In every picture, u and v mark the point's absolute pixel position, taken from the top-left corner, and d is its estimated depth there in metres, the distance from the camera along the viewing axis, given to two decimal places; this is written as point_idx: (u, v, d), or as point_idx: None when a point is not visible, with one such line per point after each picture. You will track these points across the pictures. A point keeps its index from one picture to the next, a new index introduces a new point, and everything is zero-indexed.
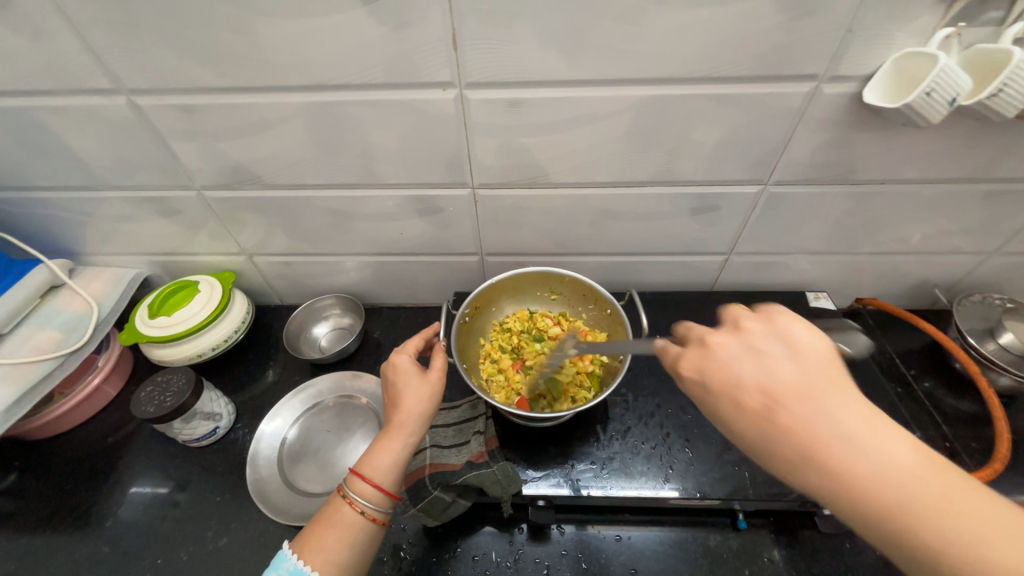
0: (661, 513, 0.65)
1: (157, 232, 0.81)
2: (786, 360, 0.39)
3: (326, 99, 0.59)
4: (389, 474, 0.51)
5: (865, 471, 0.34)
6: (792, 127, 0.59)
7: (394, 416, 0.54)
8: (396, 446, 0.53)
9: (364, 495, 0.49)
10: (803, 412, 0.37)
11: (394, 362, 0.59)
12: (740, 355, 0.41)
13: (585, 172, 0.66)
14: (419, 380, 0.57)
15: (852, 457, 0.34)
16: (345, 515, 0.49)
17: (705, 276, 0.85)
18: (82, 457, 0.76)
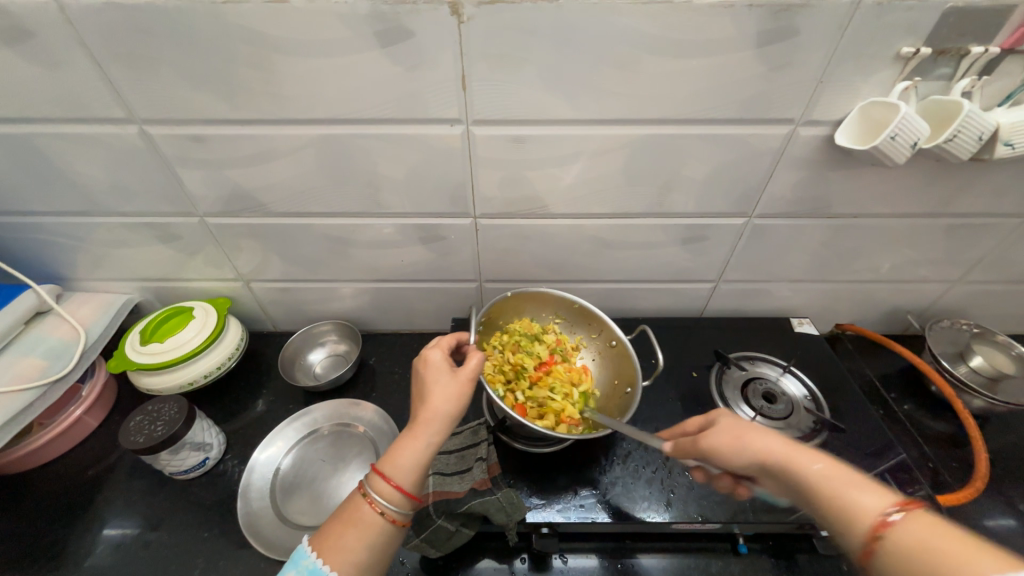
0: (662, 539, 0.65)
1: (153, 257, 0.80)
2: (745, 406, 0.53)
3: (336, 131, 0.62)
4: (411, 472, 0.49)
5: (774, 449, 0.45)
6: (772, 164, 0.64)
7: (421, 412, 0.52)
8: (420, 442, 0.50)
9: (384, 493, 0.48)
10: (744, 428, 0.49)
11: (428, 357, 0.57)
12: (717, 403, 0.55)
13: (582, 203, 0.70)
14: (450, 375, 0.55)
15: (774, 447, 0.46)
16: (365, 514, 0.48)
17: (694, 302, 0.88)
18: (57, 493, 0.72)
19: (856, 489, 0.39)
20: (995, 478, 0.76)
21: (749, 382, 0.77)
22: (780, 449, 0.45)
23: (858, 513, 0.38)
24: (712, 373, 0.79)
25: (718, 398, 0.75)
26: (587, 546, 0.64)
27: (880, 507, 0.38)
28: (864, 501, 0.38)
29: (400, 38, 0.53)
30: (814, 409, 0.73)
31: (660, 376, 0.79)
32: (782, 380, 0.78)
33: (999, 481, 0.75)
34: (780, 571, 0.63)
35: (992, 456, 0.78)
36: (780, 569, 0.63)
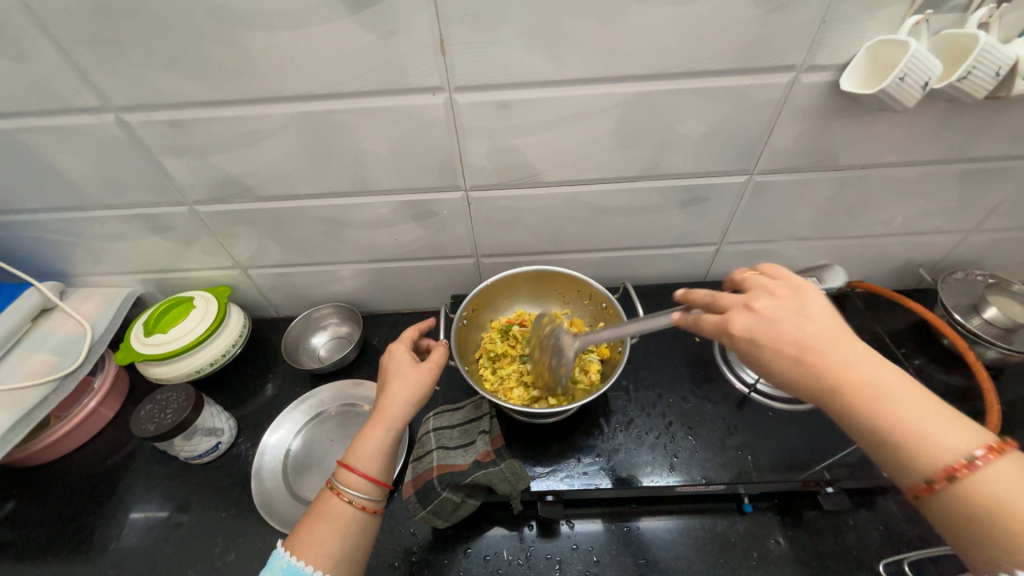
0: (669, 501, 0.66)
1: (149, 249, 0.80)
2: (806, 316, 0.41)
3: (316, 108, 0.60)
4: (373, 461, 0.51)
5: (878, 399, 0.38)
6: (774, 116, 0.61)
7: (379, 402, 0.55)
8: (380, 432, 0.52)
9: (349, 483, 0.50)
10: (825, 362, 0.39)
11: (391, 353, 0.59)
12: (769, 312, 0.42)
13: (575, 169, 0.68)
14: (411, 367, 0.57)
15: (860, 393, 0.38)
16: (334, 506, 0.49)
17: (697, 266, 0.86)
18: (81, 481, 0.75)
19: (949, 442, 0.37)
20: (1007, 428, 0.75)
21: None
22: (877, 392, 0.38)
23: (937, 469, 0.36)
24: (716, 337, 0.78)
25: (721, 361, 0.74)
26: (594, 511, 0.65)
27: (969, 451, 0.36)
28: (956, 459, 0.36)
29: (372, 2, 0.50)
30: None
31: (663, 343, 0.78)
32: None
33: (1011, 432, 0.74)
34: (785, 529, 0.64)
35: (1005, 407, 0.77)
36: (786, 526, 0.64)
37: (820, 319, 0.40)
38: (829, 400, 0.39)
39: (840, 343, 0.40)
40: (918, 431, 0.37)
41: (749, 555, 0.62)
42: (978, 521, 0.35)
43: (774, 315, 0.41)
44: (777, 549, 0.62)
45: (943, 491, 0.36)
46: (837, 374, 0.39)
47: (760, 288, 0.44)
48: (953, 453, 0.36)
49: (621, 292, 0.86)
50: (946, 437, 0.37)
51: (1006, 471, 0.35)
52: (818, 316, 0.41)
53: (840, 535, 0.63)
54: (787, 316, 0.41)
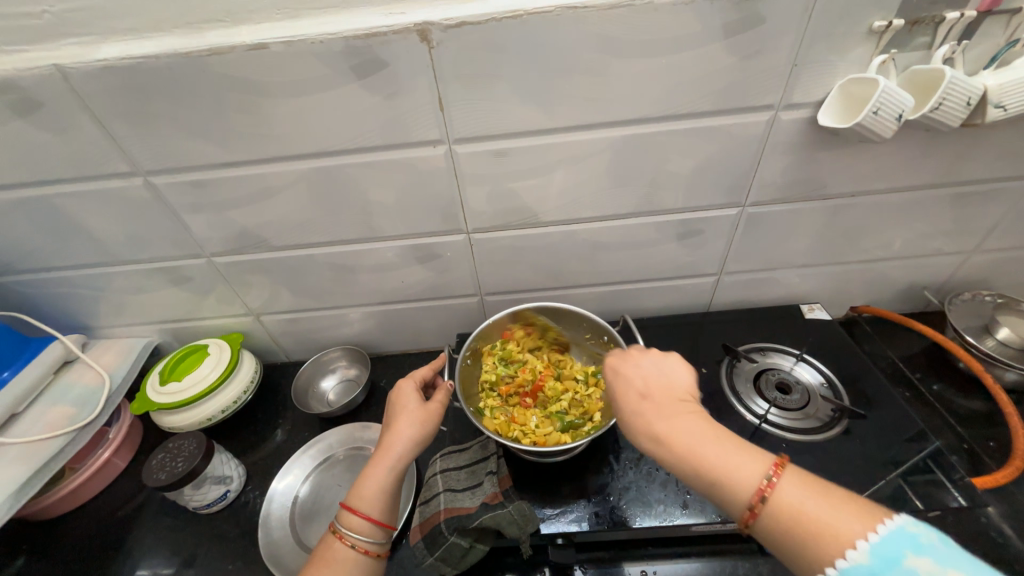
0: (686, 543, 0.63)
1: (168, 300, 0.84)
2: (658, 376, 0.50)
3: (326, 164, 0.64)
4: (376, 502, 0.51)
5: (677, 433, 0.44)
6: (759, 151, 0.64)
7: (384, 439, 0.55)
8: (383, 471, 0.53)
9: (350, 524, 0.50)
10: (660, 408, 0.47)
11: (397, 392, 0.60)
12: (628, 377, 0.51)
13: (573, 209, 0.70)
14: (416, 405, 0.58)
15: (673, 429, 0.44)
16: (337, 551, 0.49)
17: (700, 297, 0.86)
18: (92, 534, 0.75)
19: (747, 471, 0.40)
20: None
21: (761, 375, 0.75)
22: (680, 431, 0.44)
23: (749, 493, 0.39)
24: (723, 368, 0.77)
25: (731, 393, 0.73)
26: (609, 557, 0.62)
27: (763, 475, 0.40)
28: (754, 483, 0.39)
29: (376, 70, 0.55)
30: (832, 397, 0.71)
31: None
32: (796, 369, 0.76)
33: None
34: None
35: None
36: None
37: (662, 378, 0.49)
38: (668, 445, 0.44)
39: (681, 396, 0.47)
40: (723, 460, 0.41)
41: None
42: (784, 539, 0.38)
43: (632, 378, 0.50)
44: None
45: (761, 518, 0.39)
46: (665, 415, 0.46)
47: (635, 351, 0.53)
48: (750, 479, 0.40)
49: (623, 324, 0.87)
50: (743, 465, 0.41)
51: (794, 489, 0.39)
52: (670, 375, 0.50)
53: None
54: (638, 382, 0.50)
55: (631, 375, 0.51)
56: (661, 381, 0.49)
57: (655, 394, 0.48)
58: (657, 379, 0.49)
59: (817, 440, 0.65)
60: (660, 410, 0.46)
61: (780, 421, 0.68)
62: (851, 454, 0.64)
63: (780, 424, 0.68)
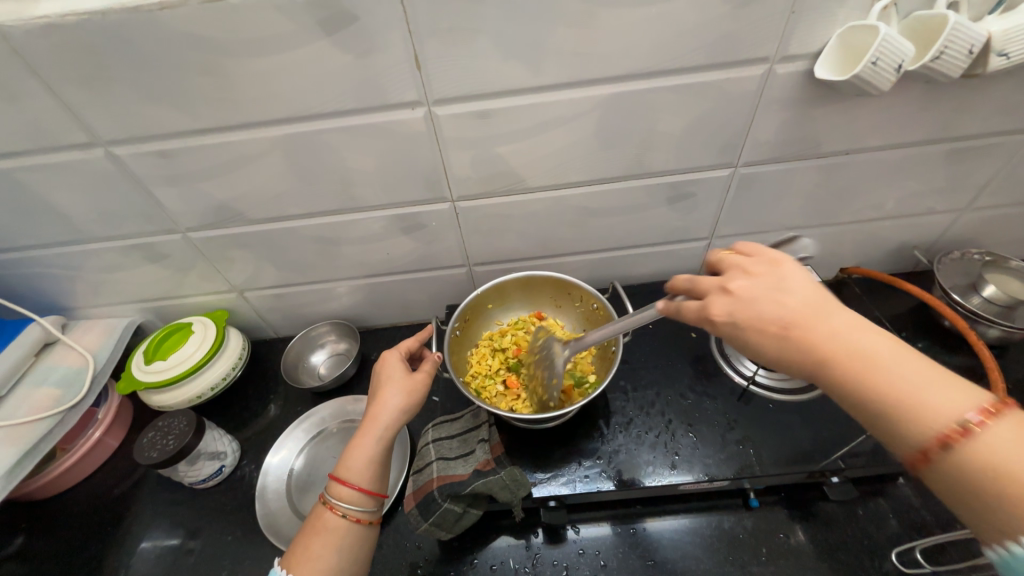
0: (673, 500, 0.65)
1: (146, 278, 0.81)
2: (781, 292, 0.41)
3: (300, 130, 0.61)
4: (364, 472, 0.51)
5: (853, 364, 0.38)
6: (753, 108, 0.61)
7: (370, 411, 0.55)
8: (371, 442, 0.53)
9: (340, 494, 0.50)
10: (816, 332, 0.39)
11: (382, 364, 0.60)
12: (746, 308, 0.41)
13: (561, 173, 0.68)
14: (402, 375, 0.58)
15: (848, 359, 0.38)
16: (329, 521, 0.50)
17: (691, 262, 0.85)
18: (90, 512, 0.75)
19: (941, 407, 0.35)
20: None
21: None
22: (856, 362, 0.38)
23: (932, 436, 0.35)
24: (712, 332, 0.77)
25: (720, 356, 0.73)
26: (598, 516, 0.64)
27: (967, 414, 0.34)
28: (947, 421, 0.35)
29: (347, 24, 0.51)
30: None
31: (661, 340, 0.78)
32: None
33: None
34: (796, 522, 0.63)
35: (1012, 386, 0.75)
36: (797, 520, 0.63)
37: (798, 293, 0.40)
38: (835, 377, 0.38)
39: (825, 304, 0.40)
40: (911, 387, 0.36)
41: (758, 551, 0.61)
42: (970, 487, 0.34)
43: (750, 309, 0.41)
44: (788, 543, 0.61)
45: (939, 460, 0.35)
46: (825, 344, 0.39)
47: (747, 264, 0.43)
48: (944, 410, 0.35)
49: (613, 291, 0.86)
50: (936, 401, 0.36)
51: (1008, 432, 0.33)
52: (797, 291, 0.41)
53: (851, 524, 0.62)
54: (762, 315, 0.40)
55: (759, 299, 0.41)
56: (800, 299, 0.40)
57: (800, 320, 0.40)
58: (794, 296, 0.40)
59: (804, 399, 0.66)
60: (824, 337, 0.39)
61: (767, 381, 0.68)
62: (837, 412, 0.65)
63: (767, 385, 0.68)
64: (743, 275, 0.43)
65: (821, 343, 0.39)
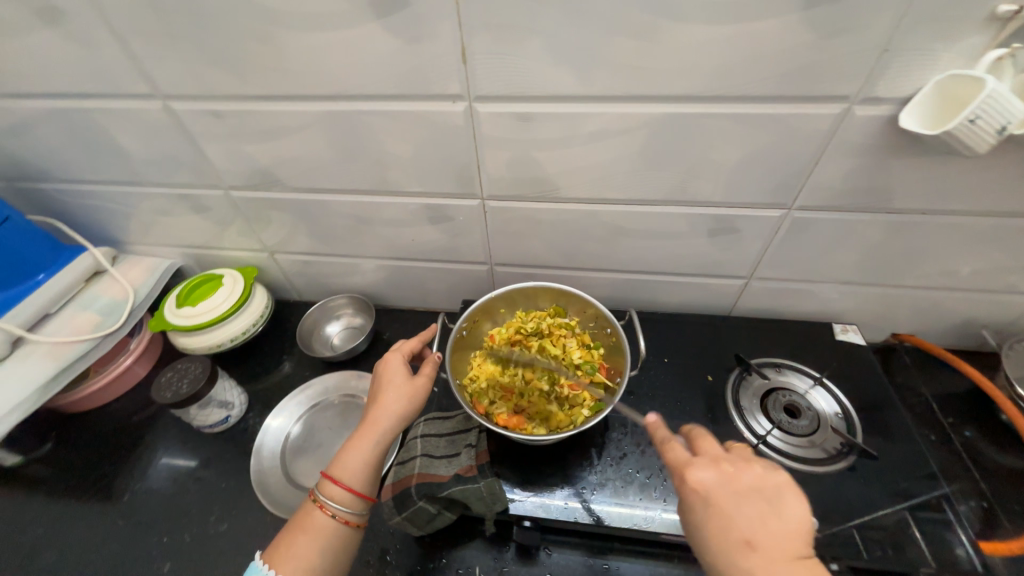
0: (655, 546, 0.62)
1: (190, 226, 0.86)
2: (767, 513, 0.42)
3: (342, 108, 0.61)
4: (358, 473, 0.52)
5: None
6: (821, 148, 0.55)
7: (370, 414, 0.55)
8: (368, 445, 0.54)
9: (332, 492, 0.51)
10: (767, 563, 0.39)
11: (385, 365, 0.60)
12: (722, 497, 0.43)
13: (598, 186, 0.65)
14: (403, 380, 0.58)
15: None
16: (317, 519, 0.50)
17: (723, 299, 0.80)
18: (110, 433, 0.81)
19: None
20: None
21: (770, 393, 0.68)
22: None
23: None
24: (730, 379, 0.71)
25: (733, 407, 0.68)
26: (571, 544, 0.63)
27: None
28: None
29: (398, 9, 0.50)
30: (844, 431, 0.64)
31: (674, 377, 0.73)
32: (811, 394, 0.68)
33: None
34: None
35: None
36: None
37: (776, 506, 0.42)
38: None
39: (790, 548, 0.40)
40: None
41: None
42: None
43: (725, 498, 0.43)
44: None
45: None
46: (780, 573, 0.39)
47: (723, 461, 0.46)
48: None
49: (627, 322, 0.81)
50: None
51: None
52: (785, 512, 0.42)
53: None
54: (743, 514, 0.42)
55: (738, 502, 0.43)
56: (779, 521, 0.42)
57: (767, 544, 0.40)
58: (784, 518, 0.42)
59: (818, 472, 0.61)
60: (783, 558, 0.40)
61: (780, 446, 0.63)
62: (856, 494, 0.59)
63: (780, 450, 0.63)
64: (743, 467, 0.45)
65: (766, 573, 0.39)
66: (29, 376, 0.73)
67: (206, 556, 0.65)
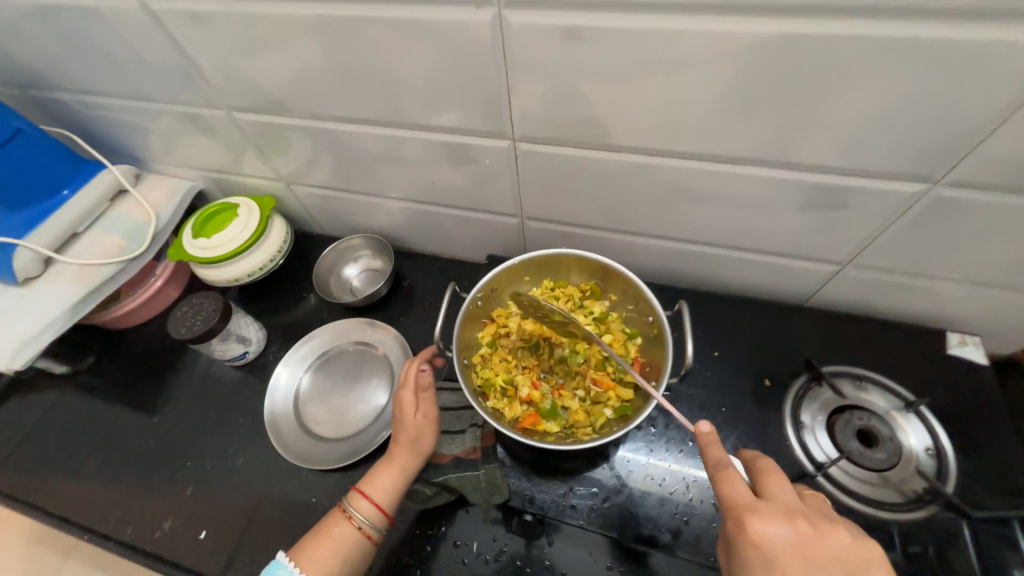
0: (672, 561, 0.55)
1: (202, 148, 0.79)
2: None
3: (338, 12, 0.47)
4: (390, 495, 0.53)
5: None
6: (1013, 97, 0.37)
7: (399, 435, 0.55)
8: (400, 470, 0.54)
9: (364, 513, 0.52)
10: None
11: (408, 388, 0.56)
12: (790, 561, 0.35)
13: (662, 135, 0.49)
14: (429, 408, 0.56)
15: None
16: (342, 529, 0.51)
17: (804, 285, 0.64)
18: (144, 354, 0.85)
19: None
20: None
21: (841, 413, 0.56)
22: None
23: None
24: (794, 385, 0.60)
25: (790, 422, 0.57)
26: (591, 539, 0.54)
27: None
28: None
29: None
30: (931, 474, 0.52)
31: (721, 373, 0.62)
32: (891, 417, 0.56)
33: None
34: None
35: None
36: None
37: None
38: None
39: None
40: None
41: None
42: None
43: (797, 563, 0.35)
44: None
45: None
46: None
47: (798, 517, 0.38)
48: None
49: (675, 312, 0.68)
50: None
51: None
52: None
53: None
54: None
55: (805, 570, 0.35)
56: None
57: None
58: None
59: (888, 517, 0.50)
60: None
61: (843, 480, 0.52)
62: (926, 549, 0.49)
63: (841, 484, 0.52)
64: (826, 530, 0.37)
65: None
66: (62, 296, 0.74)
67: (224, 487, 0.68)
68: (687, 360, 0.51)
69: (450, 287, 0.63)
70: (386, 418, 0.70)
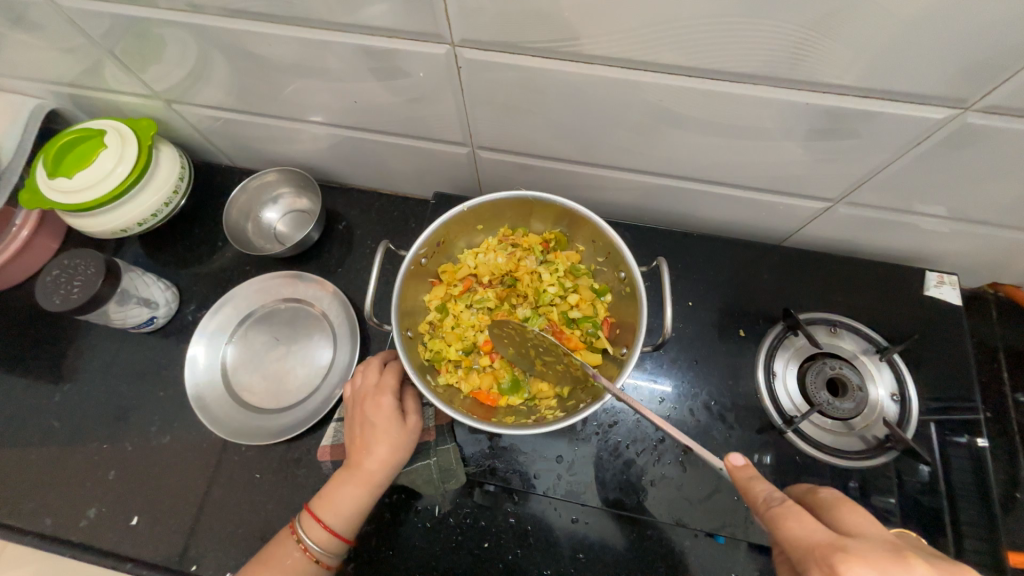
0: (639, 524, 0.53)
1: (31, 52, 0.58)
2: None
3: None
4: (351, 520, 0.47)
5: None
6: None
7: (365, 461, 0.47)
8: (360, 494, 0.47)
9: (321, 539, 0.46)
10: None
11: (379, 402, 0.49)
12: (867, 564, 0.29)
13: (645, 41, 0.37)
14: (399, 423, 0.49)
15: None
16: (294, 554, 0.46)
17: (787, 223, 0.59)
18: (27, 322, 0.71)
19: None
20: None
21: (814, 361, 0.55)
22: None
23: None
24: (769, 332, 0.58)
25: (760, 371, 0.56)
26: (557, 500, 0.53)
27: None
28: None
29: None
30: (893, 419, 0.53)
31: (693, 325, 0.59)
32: (859, 361, 0.56)
33: None
34: None
35: None
36: None
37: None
38: None
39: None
40: None
41: None
42: None
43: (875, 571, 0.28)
44: None
45: None
46: None
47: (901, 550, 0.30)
48: None
49: (651, 269, 0.61)
50: None
51: None
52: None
53: None
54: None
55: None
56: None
57: None
58: None
59: (840, 464, 0.52)
60: None
61: (806, 428, 0.53)
62: (873, 486, 0.51)
63: (806, 434, 0.53)
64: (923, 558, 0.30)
65: None
66: None
67: (153, 468, 0.62)
68: (665, 329, 0.46)
69: (382, 243, 0.53)
70: (330, 382, 0.62)
